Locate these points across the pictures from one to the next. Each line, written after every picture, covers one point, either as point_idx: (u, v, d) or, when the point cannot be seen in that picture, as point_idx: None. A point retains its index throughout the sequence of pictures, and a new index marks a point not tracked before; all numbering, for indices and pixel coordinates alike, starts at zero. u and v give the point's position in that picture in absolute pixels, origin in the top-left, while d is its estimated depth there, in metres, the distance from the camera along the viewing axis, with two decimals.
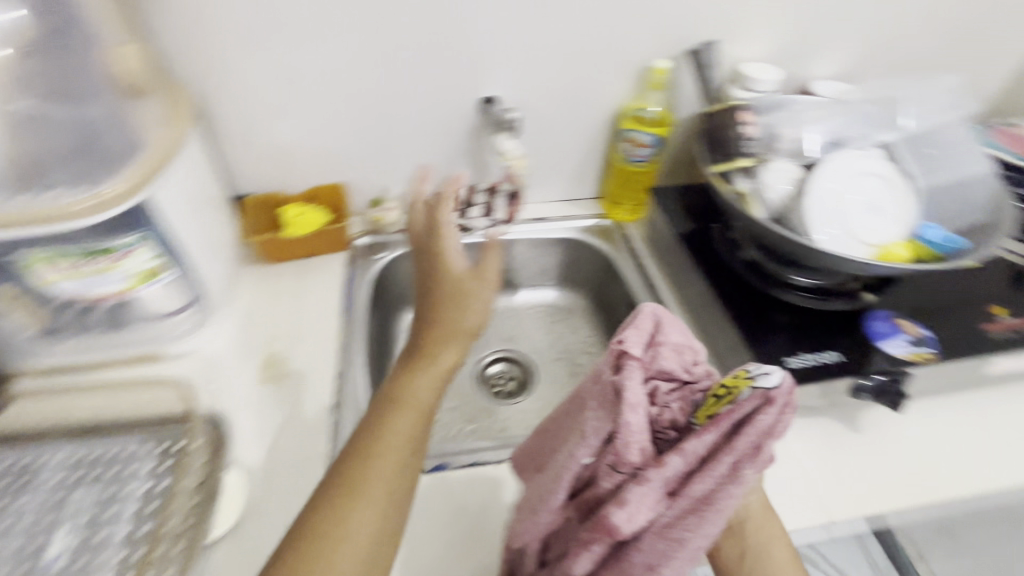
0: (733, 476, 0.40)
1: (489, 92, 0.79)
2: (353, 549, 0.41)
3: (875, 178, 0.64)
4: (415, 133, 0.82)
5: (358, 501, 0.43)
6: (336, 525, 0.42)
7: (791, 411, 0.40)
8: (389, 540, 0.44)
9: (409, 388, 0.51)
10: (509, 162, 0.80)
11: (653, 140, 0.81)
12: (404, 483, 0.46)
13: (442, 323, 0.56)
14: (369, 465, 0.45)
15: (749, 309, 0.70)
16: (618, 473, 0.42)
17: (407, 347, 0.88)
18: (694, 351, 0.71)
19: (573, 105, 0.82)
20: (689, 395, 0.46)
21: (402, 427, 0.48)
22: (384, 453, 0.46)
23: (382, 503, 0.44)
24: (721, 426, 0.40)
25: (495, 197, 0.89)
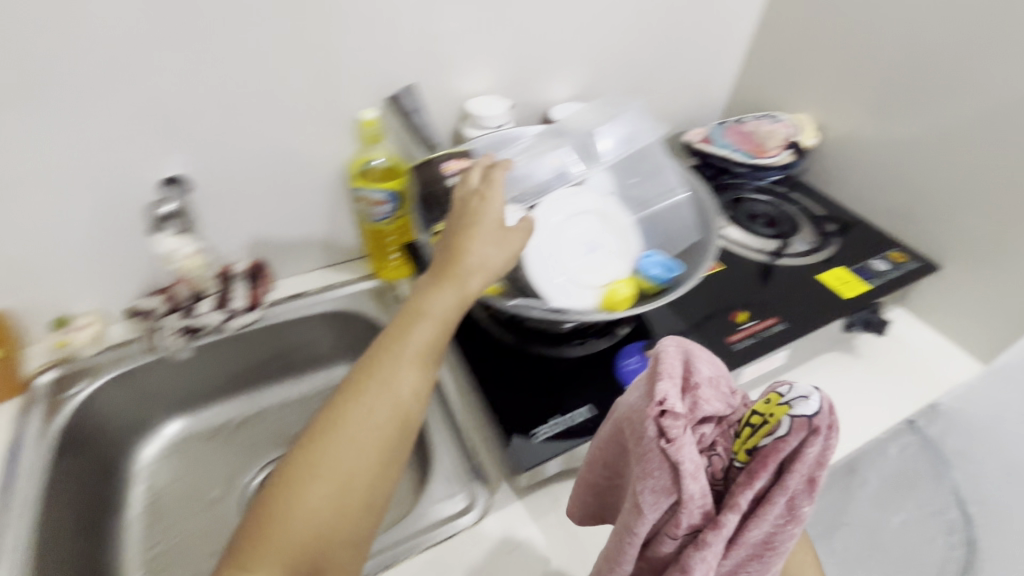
0: (792, 513, 0.37)
1: (165, 170, 0.65)
2: (296, 558, 0.42)
3: (589, 215, 0.62)
4: (79, 247, 0.66)
5: (292, 512, 0.43)
6: (300, 482, 0.44)
7: (833, 435, 0.36)
8: (349, 526, 0.44)
9: (370, 386, 0.47)
10: (180, 262, 0.68)
11: (389, 197, 0.72)
12: (391, 439, 0.47)
13: (434, 295, 0.51)
14: (302, 483, 0.44)
15: (497, 377, 0.64)
16: (675, 535, 0.39)
17: (151, 486, 0.74)
18: (452, 437, 0.64)
19: (289, 169, 0.72)
20: (728, 427, 0.41)
21: (369, 431, 0.46)
22: (330, 460, 0.44)
23: (330, 498, 0.44)
24: (769, 472, 0.36)
25: (228, 283, 0.75)
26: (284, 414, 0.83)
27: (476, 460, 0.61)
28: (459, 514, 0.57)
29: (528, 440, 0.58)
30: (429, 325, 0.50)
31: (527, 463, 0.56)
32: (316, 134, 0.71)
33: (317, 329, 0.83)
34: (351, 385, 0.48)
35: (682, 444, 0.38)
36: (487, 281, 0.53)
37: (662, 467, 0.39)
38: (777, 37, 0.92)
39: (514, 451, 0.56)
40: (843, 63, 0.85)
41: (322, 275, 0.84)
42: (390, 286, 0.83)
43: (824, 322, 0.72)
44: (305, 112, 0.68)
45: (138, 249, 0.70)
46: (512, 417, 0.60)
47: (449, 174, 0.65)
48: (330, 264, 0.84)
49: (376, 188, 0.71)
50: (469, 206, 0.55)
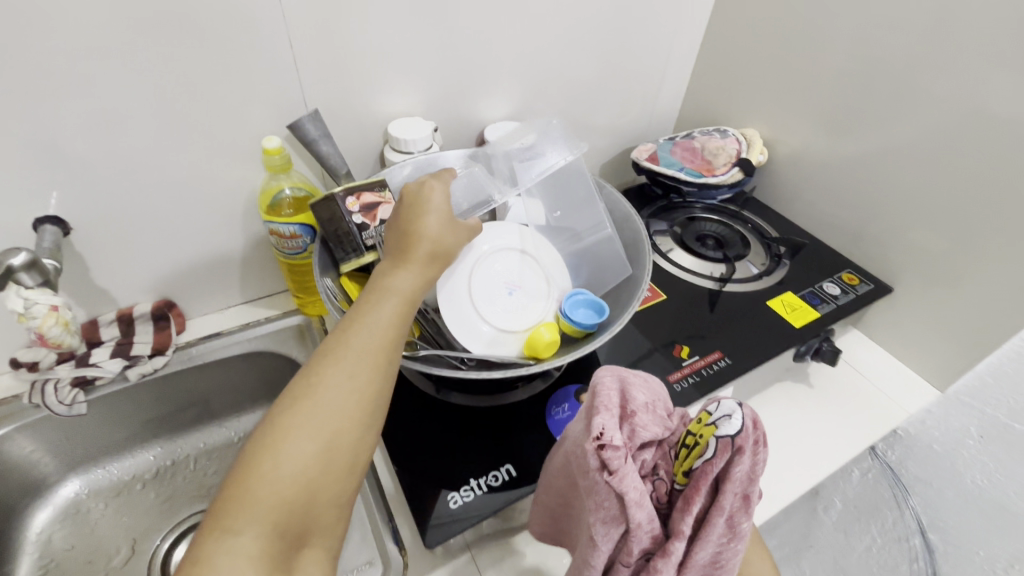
0: (732, 530, 0.38)
1: (39, 210, 0.58)
2: (285, 516, 0.35)
3: (512, 253, 0.59)
4: None
5: (280, 465, 0.35)
6: (240, 499, 0.34)
7: (759, 449, 0.37)
8: (339, 484, 0.37)
9: (356, 333, 0.41)
10: (33, 324, 0.55)
11: (302, 230, 0.66)
12: (378, 381, 0.40)
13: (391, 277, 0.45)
14: (288, 439, 0.36)
15: (417, 429, 0.59)
16: (627, 564, 0.38)
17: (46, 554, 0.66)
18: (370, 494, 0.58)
19: (192, 201, 0.65)
20: (666, 450, 0.42)
21: (358, 374, 0.39)
22: (307, 424, 0.37)
23: (322, 452, 0.37)
24: (703, 494, 0.36)
25: (129, 325, 0.69)
26: (202, 465, 0.76)
27: (397, 521, 0.55)
28: None
29: (440, 507, 0.52)
30: (403, 292, 0.44)
31: (435, 534, 0.50)
32: (217, 164, 0.64)
33: (237, 371, 0.76)
34: (331, 338, 0.41)
35: (624, 476, 0.37)
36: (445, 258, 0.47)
37: (610, 497, 0.38)
38: (731, 46, 0.87)
39: (429, 518, 0.51)
40: (798, 74, 0.80)
41: (242, 311, 0.78)
42: (315, 322, 0.78)
43: (772, 354, 0.68)
44: (201, 140, 0.61)
45: None
46: (424, 479, 0.54)
47: (352, 212, 0.60)
48: (252, 299, 0.79)
49: (285, 221, 0.64)
50: (417, 193, 0.50)
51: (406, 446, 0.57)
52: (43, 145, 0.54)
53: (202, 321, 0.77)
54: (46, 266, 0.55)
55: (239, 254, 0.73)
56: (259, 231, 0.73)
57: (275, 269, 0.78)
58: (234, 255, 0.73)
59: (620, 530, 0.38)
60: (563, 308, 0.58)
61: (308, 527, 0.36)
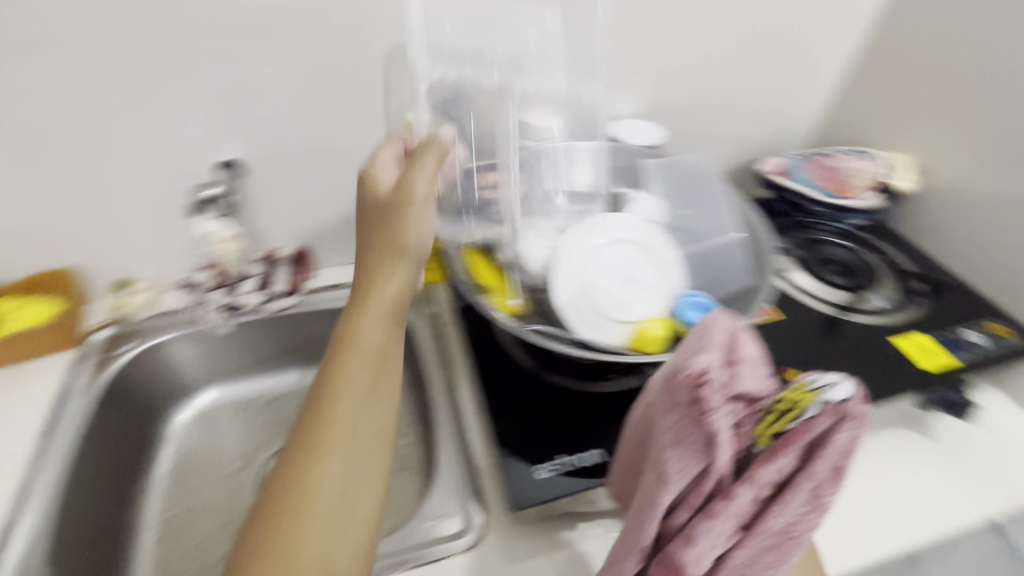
0: (818, 504, 0.30)
1: (226, 153, 0.69)
2: (320, 534, 0.35)
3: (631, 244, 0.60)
4: (149, 218, 0.71)
5: (310, 486, 0.37)
6: (284, 529, 0.35)
7: (863, 423, 0.29)
8: (363, 500, 0.38)
9: (358, 327, 0.43)
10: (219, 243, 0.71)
11: None
12: (371, 363, 0.42)
13: (373, 280, 0.46)
14: (310, 462, 0.37)
15: (512, 399, 0.62)
16: (674, 513, 0.33)
17: (178, 450, 0.76)
18: (460, 454, 0.61)
19: (343, 162, 0.73)
20: (755, 406, 0.33)
21: (360, 369, 0.42)
22: (337, 449, 0.38)
23: (344, 467, 0.38)
24: (791, 456, 0.29)
25: (272, 266, 0.79)
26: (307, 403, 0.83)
27: (484, 481, 0.58)
28: (458, 538, 0.53)
29: (525, 475, 0.54)
30: (389, 298, 0.45)
31: (519, 498, 0.52)
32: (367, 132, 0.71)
33: None
34: (329, 355, 0.43)
35: (710, 412, 0.30)
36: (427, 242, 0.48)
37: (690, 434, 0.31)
38: (891, 60, 0.81)
39: (517, 484, 0.54)
40: (965, 99, 0.73)
41: None
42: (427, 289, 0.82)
43: (898, 394, 0.62)
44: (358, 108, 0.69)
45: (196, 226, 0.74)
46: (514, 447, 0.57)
47: (485, 186, 0.66)
48: None
49: None
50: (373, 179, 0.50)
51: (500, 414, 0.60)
52: (240, 100, 0.65)
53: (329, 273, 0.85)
54: (223, 203, 0.70)
55: None
56: None
57: None
58: None
59: (688, 474, 0.31)
60: (676, 306, 0.57)
61: (340, 553, 0.36)
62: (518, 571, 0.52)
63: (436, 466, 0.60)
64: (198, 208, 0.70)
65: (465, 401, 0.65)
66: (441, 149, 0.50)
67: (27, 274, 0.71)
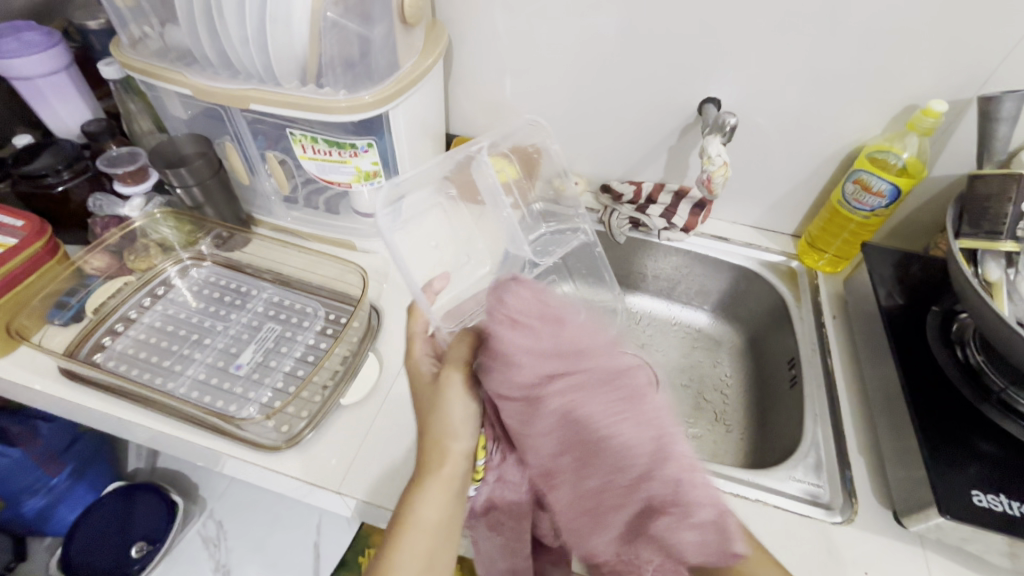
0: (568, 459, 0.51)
1: (712, 91, 0.76)
2: (427, 542, 0.49)
3: None
4: (617, 127, 0.84)
5: (409, 518, 0.49)
6: (399, 531, 0.49)
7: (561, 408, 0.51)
8: (459, 521, 0.52)
9: (421, 498, 0.50)
10: (712, 168, 0.70)
11: (890, 191, 0.70)
12: (449, 502, 0.51)
13: (401, 522, 0.49)
14: (415, 495, 0.51)
15: (932, 408, 0.58)
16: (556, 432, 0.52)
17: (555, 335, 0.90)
18: (832, 435, 0.63)
19: (805, 131, 0.76)
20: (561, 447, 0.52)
21: (437, 493, 0.50)
22: (423, 514, 0.50)
23: (438, 506, 0.50)
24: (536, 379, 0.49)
25: (678, 201, 0.83)
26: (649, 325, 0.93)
27: (860, 471, 0.60)
28: (828, 512, 0.57)
29: (961, 495, 0.51)
30: (459, 386, 0.55)
31: (952, 509, 0.50)
32: (851, 109, 0.72)
33: (719, 275, 0.89)
34: (429, 422, 0.54)
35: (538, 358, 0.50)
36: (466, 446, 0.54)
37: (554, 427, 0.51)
38: None
39: (938, 497, 0.51)
40: None
41: (748, 232, 0.90)
42: (807, 273, 0.83)
43: None
44: (863, 83, 0.69)
45: (643, 147, 0.85)
46: (947, 466, 0.53)
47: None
48: (758, 227, 0.90)
49: (883, 178, 0.69)
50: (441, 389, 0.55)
51: (928, 424, 0.57)
52: (760, 47, 0.70)
53: (713, 223, 0.91)
54: (735, 129, 0.69)
55: (788, 188, 0.83)
56: (822, 177, 0.80)
57: (802, 214, 0.86)
58: (786, 186, 0.83)
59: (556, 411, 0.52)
60: None
61: (438, 551, 0.49)
62: (885, 567, 0.53)
63: (797, 442, 0.65)
64: (721, 127, 0.69)
65: (838, 393, 0.67)
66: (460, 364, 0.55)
67: None
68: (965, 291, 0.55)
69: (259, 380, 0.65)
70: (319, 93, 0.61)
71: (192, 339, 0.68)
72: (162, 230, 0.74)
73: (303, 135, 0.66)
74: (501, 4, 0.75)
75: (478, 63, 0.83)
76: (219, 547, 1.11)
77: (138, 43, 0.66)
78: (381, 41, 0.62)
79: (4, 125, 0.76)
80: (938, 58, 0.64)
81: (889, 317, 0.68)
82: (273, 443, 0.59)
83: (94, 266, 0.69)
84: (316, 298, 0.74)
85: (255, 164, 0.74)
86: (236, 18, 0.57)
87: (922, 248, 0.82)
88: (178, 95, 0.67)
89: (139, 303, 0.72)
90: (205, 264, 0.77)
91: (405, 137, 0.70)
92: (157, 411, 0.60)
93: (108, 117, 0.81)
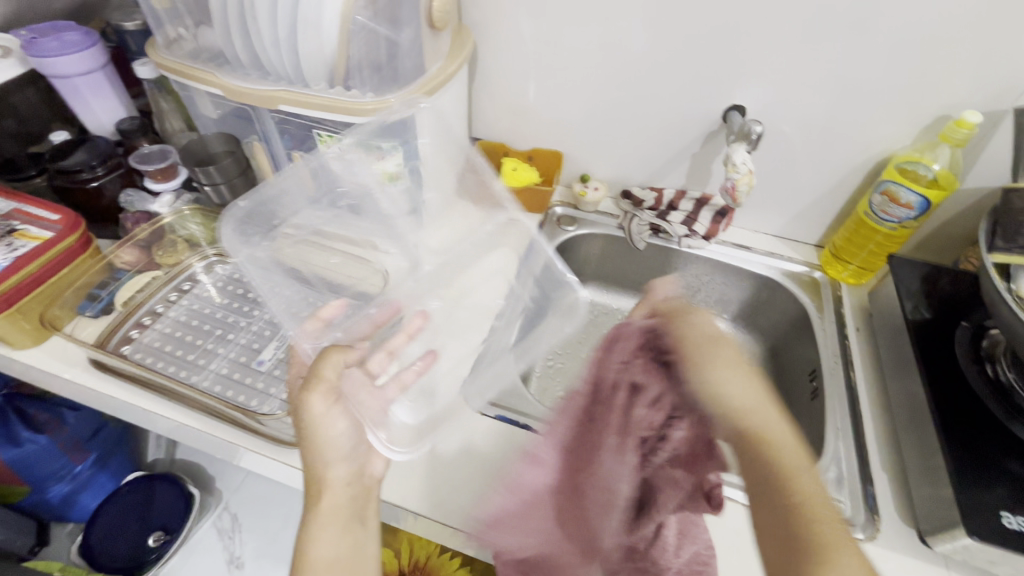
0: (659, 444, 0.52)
1: (738, 98, 0.75)
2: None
3: None
4: (640, 133, 0.84)
5: (306, 554, 0.49)
6: (301, 565, 0.49)
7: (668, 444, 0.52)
8: (365, 543, 0.52)
9: (317, 532, 0.50)
10: (738, 176, 0.70)
11: (920, 202, 0.69)
12: (346, 529, 0.51)
13: (300, 559, 0.49)
14: (305, 534, 0.50)
15: (960, 425, 0.57)
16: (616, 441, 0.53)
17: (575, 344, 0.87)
18: (854, 450, 0.62)
19: (832, 140, 0.75)
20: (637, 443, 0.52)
21: (328, 524, 0.50)
22: (327, 537, 0.50)
23: (336, 537, 0.50)
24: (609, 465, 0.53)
25: (700, 208, 0.84)
26: None
27: (885, 488, 0.59)
28: (850, 528, 0.56)
29: (989, 516, 0.50)
30: (322, 410, 0.52)
31: (980, 530, 0.49)
32: (880, 118, 0.71)
33: (740, 283, 0.88)
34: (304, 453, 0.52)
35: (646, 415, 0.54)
36: (347, 468, 0.53)
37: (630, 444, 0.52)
38: None
39: (965, 517, 0.50)
40: None
41: (770, 241, 0.89)
42: (830, 283, 0.82)
43: None
44: (895, 92, 0.68)
45: (665, 153, 0.85)
46: (973, 486, 0.52)
47: None
48: (782, 237, 0.89)
49: (912, 189, 0.68)
50: (300, 415, 0.52)
51: (956, 443, 0.55)
52: (790, 54, 0.69)
53: (735, 231, 0.90)
54: (760, 138, 0.68)
55: (813, 198, 0.82)
56: (849, 187, 0.79)
57: (826, 223, 0.84)
58: (811, 196, 0.82)
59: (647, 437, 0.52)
60: None
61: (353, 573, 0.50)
62: None
63: (818, 455, 0.64)
64: (746, 135, 0.68)
65: (861, 407, 0.66)
66: (326, 384, 0.52)
67: (532, 144, 0.92)
68: (998, 307, 0.54)
69: (280, 376, 0.66)
70: (347, 95, 0.62)
71: (215, 334, 0.70)
72: (190, 227, 0.77)
73: (330, 137, 0.67)
74: (527, 8, 0.75)
75: (504, 67, 0.83)
76: (233, 540, 1.14)
77: (173, 43, 0.68)
78: (409, 45, 0.62)
79: (42, 121, 0.78)
80: (973, 67, 0.63)
81: (916, 331, 0.66)
82: (291, 438, 0.60)
83: (124, 260, 0.71)
84: (337, 296, 0.75)
85: (282, 164, 0.75)
86: (269, 20, 0.58)
87: (949, 262, 0.81)
88: (210, 95, 0.69)
89: (165, 297, 0.73)
90: (229, 260, 0.79)
91: (430, 140, 0.71)
92: (181, 404, 0.62)
93: (140, 114, 0.83)
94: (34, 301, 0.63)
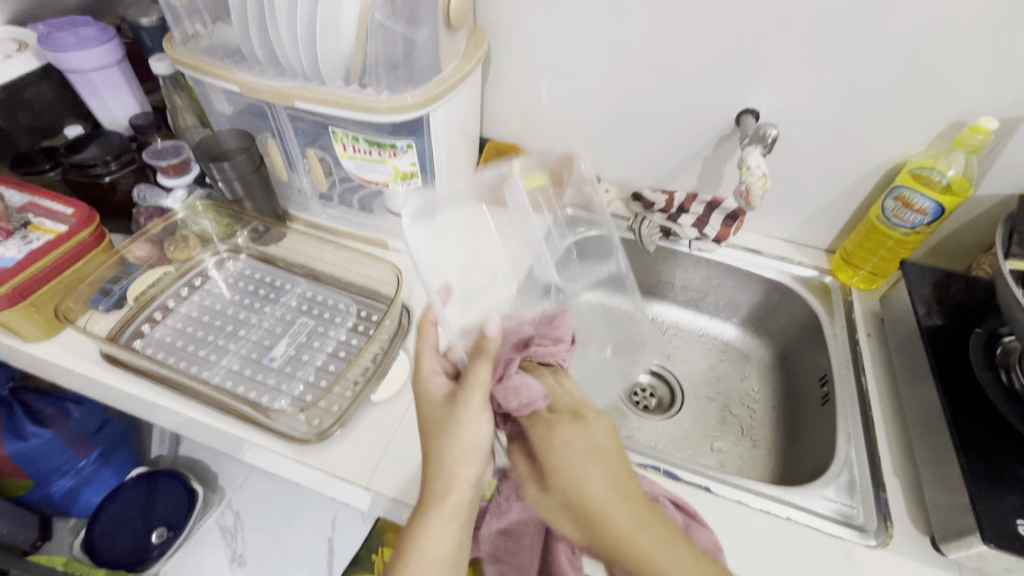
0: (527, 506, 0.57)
1: (751, 102, 0.75)
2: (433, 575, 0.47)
3: None
4: (652, 135, 0.84)
5: (417, 548, 0.48)
6: (406, 558, 0.48)
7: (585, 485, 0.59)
8: (466, 550, 0.51)
9: (432, 534, 0.48)
10: (751, 180, 0.70)
11: (934, 208, 0.68)
12: (463, 534, 0.50)
13: (407, 554, 0.48)
14: (421, 524, 0.48)
15: (974, 432, 0.56)
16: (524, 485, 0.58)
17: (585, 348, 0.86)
18: (866, 455, 0.62)
19: (845, 145, 0.75)
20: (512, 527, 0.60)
21: (454, 524, 0.49)
22: (433, 539, 0.48)
23: (448, 539, 0.49)
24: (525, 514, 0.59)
25: (711, 211, 0.82)
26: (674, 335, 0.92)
27: (897, 494, 0.58)
28: (862, 535, 0.56)
29: (1005, 523, 0.49)
30: (477, 408, 0.51)
31: (996, 537, 0.49)
32: (893, 123, 0.71)
33: (749, 287, 0.88)
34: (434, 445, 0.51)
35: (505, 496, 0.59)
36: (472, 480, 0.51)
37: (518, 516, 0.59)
38: None
39: (981, 525, 0.50)
40: None
41: (780, 245, 0.89)
42: (840, 288, 0.82)
43: None
44: (910, 97, 0.68)
45: (676, 156, 0.85)
46: (989, 493, 0.52)
47: None
48: (792, 241, 0.89)
49: (926, 195, 0.68)
50: (459, 410, 0.51)
51: (971, 449, 0.55)
52: (805, 58, 0.69)
53: (745, 235, 0.90)
54: (775, 141, 0.69)
55: (825, 203, 0.82)
56: (861, 192, 0.79)
57: (837, 229, 0.84)
58: (822, 201, 0.82)
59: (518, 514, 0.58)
60: None
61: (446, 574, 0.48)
62: None
63: (829, 460, 0.64)
64: (761, 138, 0.69)
65: (873, 412, 0.66)
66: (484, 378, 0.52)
67: (542, 145, 0.92)
68: (1015, 313, 0.54)
69: (291, 373, 0.66)
70: (363, 92, 0.62)
71: (226, 330, 0.70)
72: (201, 223, 0.76)
73: (345, 134, 0.67)
74: (541, 9, 0.76)
75: (516, 67, 0.83)
76: (236, 537, 1.13)
77: (190, 39, 0.68)
78: (425, 43, 0.62)
79: (56, 116, 0.79)
80: (989, 74, 0.63)
81: (930, 337, 0.66)
82: (303, 435, 0.60)
83: (137, 255, 0.71)
84: (348, 294, 0.75)
85: (294, 161, 0.75)
86: (286, 17, 0.58)
87: (961, 268, 0.81)
88: (225, 91, 0.69)
89: (176, 293, 0.74)
90: (241, 257, 0.79)
91: (443, 139, 0.71)
92: (193, 399, 0.62)
93: (154, 110, 0.84)
94: (49, 294, 0.64)
